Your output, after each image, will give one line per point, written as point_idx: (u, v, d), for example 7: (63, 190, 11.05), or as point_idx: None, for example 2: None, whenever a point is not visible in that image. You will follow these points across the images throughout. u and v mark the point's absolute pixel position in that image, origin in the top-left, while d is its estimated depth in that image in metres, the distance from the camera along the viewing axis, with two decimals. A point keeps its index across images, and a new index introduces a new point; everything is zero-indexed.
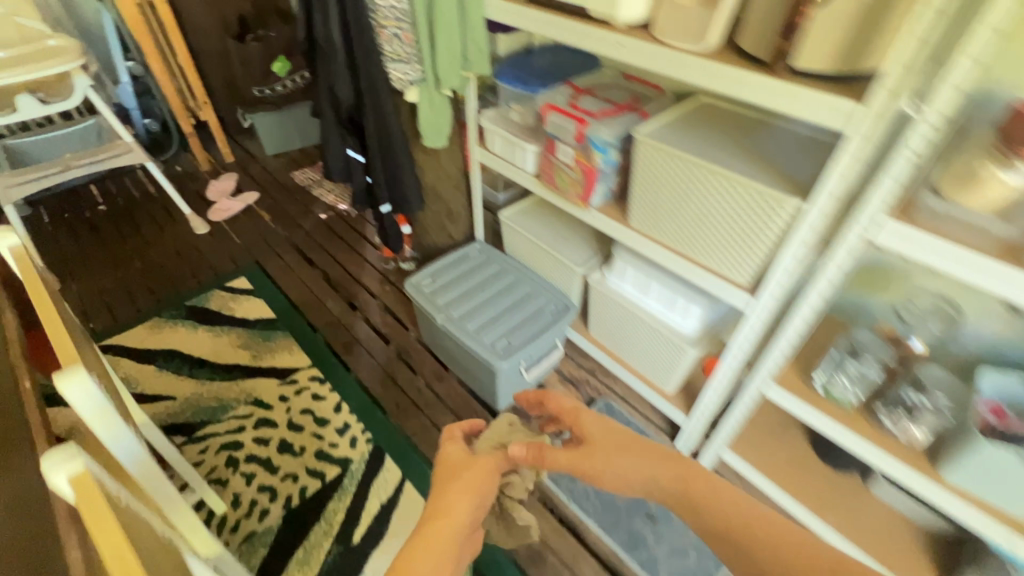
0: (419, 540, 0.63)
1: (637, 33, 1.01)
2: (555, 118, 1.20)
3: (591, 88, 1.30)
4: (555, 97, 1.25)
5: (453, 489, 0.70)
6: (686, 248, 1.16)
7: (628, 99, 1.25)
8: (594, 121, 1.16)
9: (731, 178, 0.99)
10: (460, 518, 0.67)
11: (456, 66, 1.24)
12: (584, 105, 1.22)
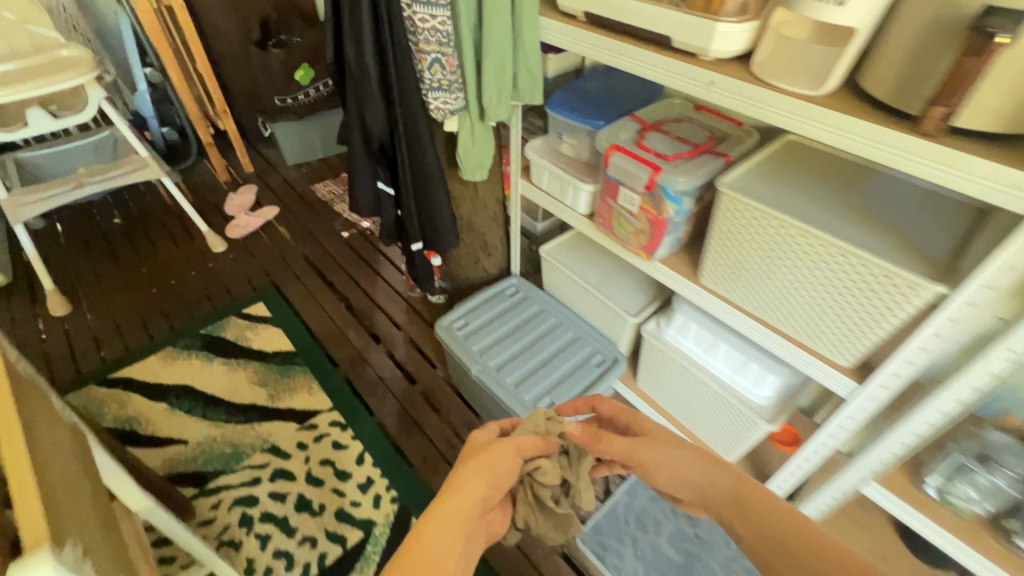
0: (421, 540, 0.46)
1: (731, 71, 0.84)
2: (619, 160, 1.02)
3: (658, 119, 1.11)
4: (618, 133, 1.07)
5: (468, 467, 0.55)
6: (773, 318, 0.99)
7: (703, 133, 1.07)
8: (668, 166, 0.98)
9: (845, 250, 0.81)
10: (472, 505, 0.51)
11: (505, 95, 1.09)
12: (653, 143, 1.04)
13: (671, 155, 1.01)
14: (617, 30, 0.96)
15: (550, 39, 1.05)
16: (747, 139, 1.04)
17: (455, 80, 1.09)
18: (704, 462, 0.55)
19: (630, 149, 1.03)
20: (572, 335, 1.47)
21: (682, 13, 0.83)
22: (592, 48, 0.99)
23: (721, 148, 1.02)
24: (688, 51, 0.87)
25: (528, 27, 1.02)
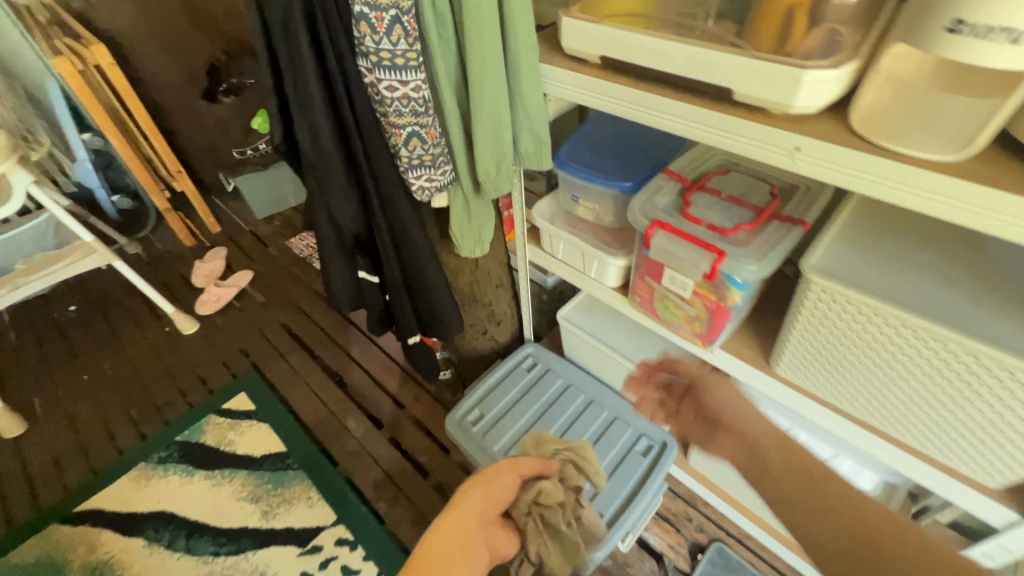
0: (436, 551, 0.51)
1: (821, 131, 0.61)
2: (664, 239, 0.80)
3: (699, 172, 0.89)
4: (655, 200, 0.85)
5: (470, 491, 0.64)
6: (885, 427, 0.77)
7: (760, 189, 0.84)
8: (731, 246, 0.76)
9: (1006, 363, 0.59)
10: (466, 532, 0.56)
11: (506, 164, 0.85)
12: (704, 211, 0.81)
13: (731, 227, 0.78)
14: (648, 77, 0.73)
15: (557, 91, 0.82)
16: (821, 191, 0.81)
17: (441, 152, 0.86)
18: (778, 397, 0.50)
19: (676, 222, 0.80)
20: (609, 415, 1.26)
21: (746, 58, 0.60)
22: (615, 102, 0.76)
23: (792, 211, 0.79)
24: (755, 105, 0.64)
25: (528, 80, 0.78)
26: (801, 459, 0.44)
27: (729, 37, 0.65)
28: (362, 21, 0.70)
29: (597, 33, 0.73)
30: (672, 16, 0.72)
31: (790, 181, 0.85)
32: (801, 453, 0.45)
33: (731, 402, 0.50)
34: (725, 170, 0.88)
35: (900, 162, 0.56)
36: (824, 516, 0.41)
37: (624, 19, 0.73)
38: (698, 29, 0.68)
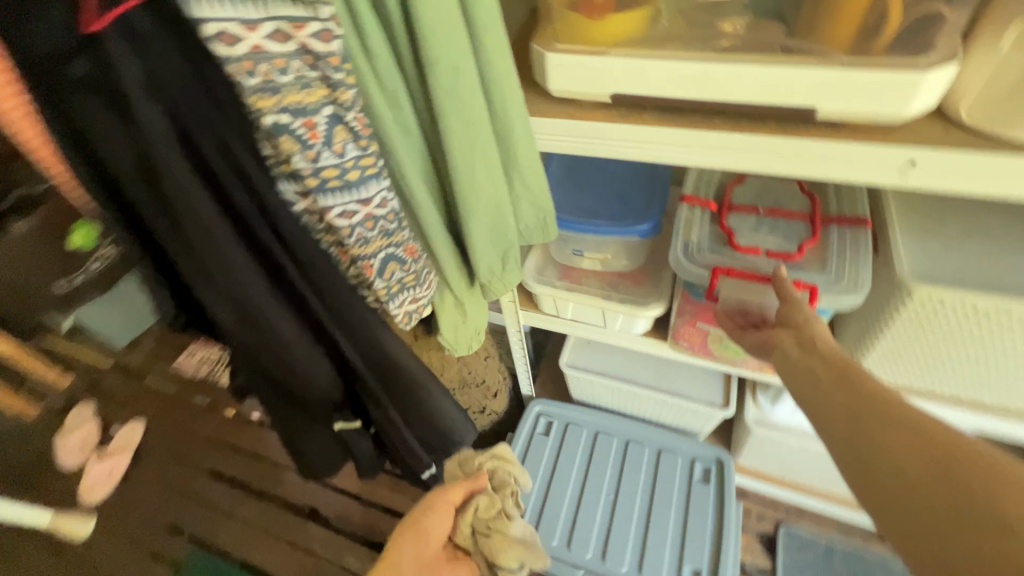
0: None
1: (929, 135, 0.50)
2: (733, 286, 0.69)
3: (713, 187, 0.78)
4: (695, 240, 0.73)
5: (404, 541, 0.88)
6: (992, 405, 0.71)
7: (783, 189, 0.77)
8: (808, 274, 0.68)
9: None
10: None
11: (511, 250, 0.66)
12: (752, 238, 0.72)
13: (793, 249, 0.70)
14: (676, 107, 0.57)
15: (554, 146, 0.62)
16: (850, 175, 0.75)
17: (424, 263, 0.64)
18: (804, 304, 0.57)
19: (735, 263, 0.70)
20: (651, 449, 1.15)
21: (835, 69, 0.47)
22: (639, 148, 0.59)
23: (835, 207, 0.73)
24: (839, 120, 0.51)
25: (524, 147, 0.58)
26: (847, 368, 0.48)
27: (785, 43, 0.51)
28: (283, 137, 0.45)
29: (603, 69, 0.54)
30: (683, 25, 0.57)
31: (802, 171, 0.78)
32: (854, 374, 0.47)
33: (790, 305, 0.57)
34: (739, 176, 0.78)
35: None
36: (851, 423, 0.44)
37: (631, 41, 0.55)
38: (735, 38, 0.53)
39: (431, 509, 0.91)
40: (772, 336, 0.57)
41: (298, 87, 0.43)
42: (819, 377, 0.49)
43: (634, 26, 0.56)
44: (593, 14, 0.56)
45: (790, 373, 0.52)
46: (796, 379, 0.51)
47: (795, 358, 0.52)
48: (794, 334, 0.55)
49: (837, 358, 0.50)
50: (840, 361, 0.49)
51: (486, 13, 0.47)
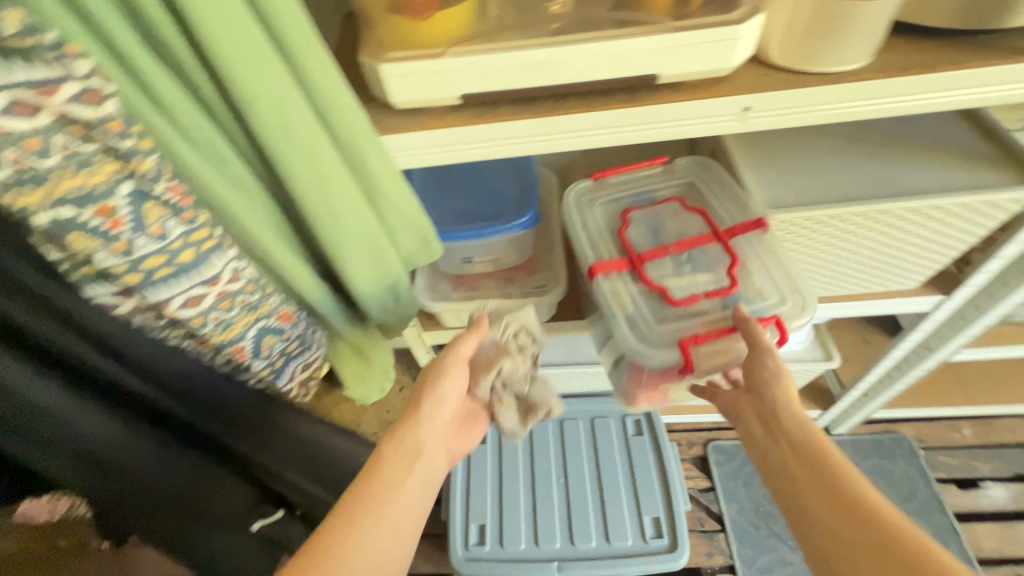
0: (331, 531, 0.50)
1: (754, 81, 0.54)
2: (702, 353, 0.63)
3: (607, 238, 0.71)
4: (635, 314, 0.64)
5: (414, 428, 0.59)
6: (833, 291, 0.85)
7: (668, 213, 0.72)
8: (754, 304, 0.64)
9: (943, 205, 0.66)
10: (414, 468, 0.57)
11: (399, 284, 0.61)
12: (682, 284, 0.65)
13: (723, 280, 0.65)
14: (530, 96, 0.55)
15: (414, 162, 0.58)
16: (716, 178, 0.73)
17: (305, 321, 0.56)
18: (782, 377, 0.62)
19: (689, 325, 0.64)
20: (585, 420, 1.18)
21: (667, 35, 0.48)
22: (506, 144, 0.56)
23: (728, 216, 0.70)
24: (679, 82, 0.53)
25: (387, 175, 0.51)
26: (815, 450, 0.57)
27: (613, 17, 0.51)
28: (73, 233, 0.35)
29: (450, 70, 0.50)
30: (510, 13, 0.54)
31: (672, 185, 0.75)
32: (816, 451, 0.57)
33: (753, 375, 0.63)
34: (622, 216, 0.72)
35: (850, 81, 0.52)
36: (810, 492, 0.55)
37: (467, 37, 0.52)
38: (566, 19, 0.52)
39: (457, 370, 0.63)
40: (743, 403, 0.65)
41: (71, 169, 0.34)
42: (772, 446, 0.60)
43: (465, 21, 0.53)
44: (419, 13, 0.51)
45: (756, 438, 0.63)
46: (759, 448, 0.62)
47: (759, 425, 0.63)
48: (760, 402, 0.63)
49: (803, 441, 0.58)
50: (802, 444, 0.58)
51: (300, 33, 0.40)
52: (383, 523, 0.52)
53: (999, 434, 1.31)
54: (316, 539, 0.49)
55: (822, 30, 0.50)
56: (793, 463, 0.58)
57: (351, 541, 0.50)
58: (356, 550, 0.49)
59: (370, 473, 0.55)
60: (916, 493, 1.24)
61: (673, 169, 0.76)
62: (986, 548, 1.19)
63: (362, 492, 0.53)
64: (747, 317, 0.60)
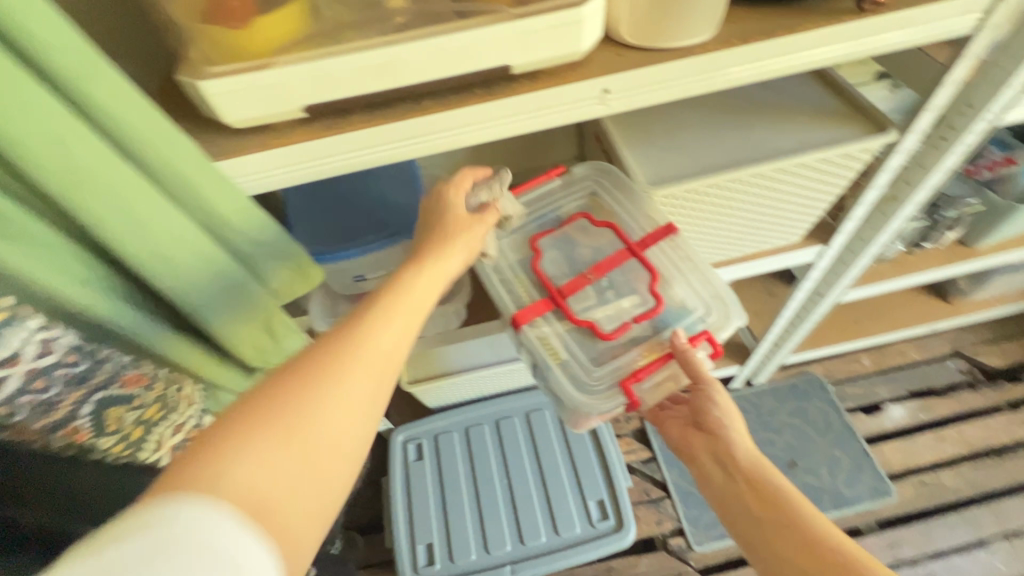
0: (306, 365, 0.40)
1: (610, 62, 0.53)
2: (647, 386, 0.61)
3: (520, 274, 0.66)
4: (569, 359, 0.62)
5: (407, 279, 0.49)
6: (727, 253, 0.89)
7: (578, 233, 0.69)
8: (683, 321, 0.63)
9: (803, 162, 0.70)
10: (410, 323, 0.47)
11: (274, 321, 0.55)
12: (607, 314, 0.63)
13: (649, 300, 0.64)
14: (383, 102, 0.51)
15: (272, 184, 0.53)
16: (618, 184, 0.69)
17: (161, 381, 0.49)
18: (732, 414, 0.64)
19: (626, 359, 0.62)
20: (521, 416, 1.16)
21: (511, 24, 0.46)
22: (364, 153, 0.52)
23: (638, 226, 0.68)
24: (535, 70, 0.51)
25: (231, 200, 0.47)
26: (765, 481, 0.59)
27: (456, 8, 0.48)
28: None
29: (281, 82, 0.46)
30: (347, 11, 0.50)
31: (574, 198, 0.71)
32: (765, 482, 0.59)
33: (705, 410, 0.65)
34: (531, 246, 0.67)
35: (701, 54, 0.53)
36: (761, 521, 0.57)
37: (298, 42, 0.47)
38: (406, 13, 0.49)
39: (450, 214, 0.55)
40: (693, 438, 0.67)
41: None
42: (724, 479, 0.62)
43: (294, 26, 0.47)
44: (235, 21, 0.45)
45: (714, 481, 0.63)
46: (716, 489, 0.62)
47: (716, 467, 0.63)
48: (711, 440, 0.65)
49: (754, 473, 0.60)
50: (752, 475, 0.60)
51: (72, 57, 0.35)
52: (365, 372, 0.42)
53: (892, 358, 1.44)
54: (290, 375, 0.40)
55: (664, 7, 0.50)
56: (756, 505, 0.58)
57: (321, 385, 0.39)
58: (329, 394, 0.39)
59: (355, 320, 0.45)
60: (831, 425, 1.33)
61: (572, 179, 0.72)
62: (895, 463, 1.31)
63: (342, 335, 0.43)
64: (685, 345, 0.59)
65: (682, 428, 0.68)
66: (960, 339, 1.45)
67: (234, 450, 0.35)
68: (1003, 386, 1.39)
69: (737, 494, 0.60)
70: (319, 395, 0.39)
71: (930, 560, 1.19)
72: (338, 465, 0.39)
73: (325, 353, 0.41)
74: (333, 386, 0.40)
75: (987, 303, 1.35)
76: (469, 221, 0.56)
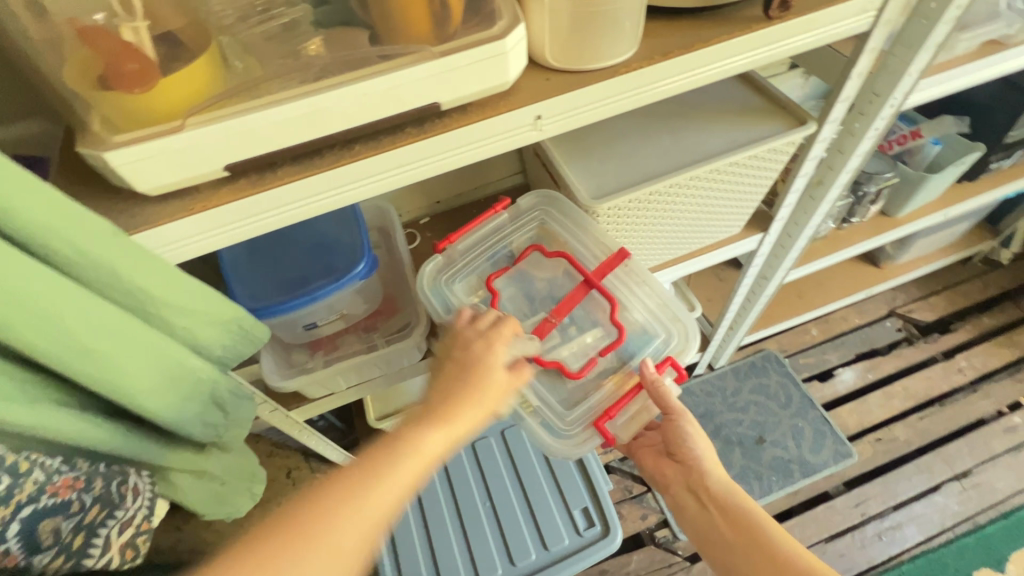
0: (311, 511, 0.44)
1: (539, 88, 0.53)
2: (620, 422, 0.66)
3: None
4: (540, 406, 0.66)
5: (426, 434, 0.51)
6: (676, 252, 0.91)
7: (532, 267, 0.72)
8: (645, 349, 0.68)
9: (735, 161, 0.72)
10: (418, 475, 0.50)
11: (222, 395, 0.51)
12: (572, 350, 0.67)
13: (611, 330, 0.68)
14: (311, 150, 0.49)
15: (201, 248, 0.50)
16: (563, 211, 0.72)
17: (99, 479, 0.45)
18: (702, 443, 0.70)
19: (598, 396, 0.66)
20: (496, 435, 1.15)
21: (432, 63, 0.45)
22: (298, 205, 0.50)
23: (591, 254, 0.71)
24: (465, 104, 0.50)
25: (157, 274, 0.44)
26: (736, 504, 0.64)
27: (376, 51, 0.47)
28: None
29: (195, 144, 0.43)
30: (261, 63, 0.48)
31: (523, 229, 0.74)
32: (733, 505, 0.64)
33: (676, 441, 0.70)
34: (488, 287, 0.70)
35: (624, 73, 0.54)
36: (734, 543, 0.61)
37: (208, 102, 0.44)
38: (325, 60, 0.47)
39: (487, 375, 0.55)
40: (669, 471, 0.72)
41: None
42: (698, 508, 0.66)
43: (201, 84, 0.44)
44: (131, 86, 0.41)
45: (691, 512, 0.67)
46: (694, 521, 0.66)
47: (693, 499, 0.68)
48: (685, 471, 0.70)
49: (725, 499, 0.65)
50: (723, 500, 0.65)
51: None
52: (361, 527, 0.45)
53: (837, 325, 1.52)
54: (297, 521, 0.43)
55: (585, 29, 0.51)
56: (731, 534, 0.62)
57: (321, 537, 0.43)
58: (324, 548, 0.43)
59: (367, 468, 0.48)
60: (791, 397, 1.40)
61: (519, 212, 0.74)
62: (852, 425, 1.38)
63: (355, 487, 0.46)
64: (654, 374, 0.63)
65: (660, 462, 0.73)
66: (894, 299, 1.56)
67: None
68: (936, 338, 1.50)
69: (711, 520, 0.64)
70: (316, 546, 0.43)
71: (895, 511, 1.27)
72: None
73: (335, 502, 0.45)
74: (328, 541, 0.43)
75: (914, 263, 1.45)
76: (504, 381, 0.56)
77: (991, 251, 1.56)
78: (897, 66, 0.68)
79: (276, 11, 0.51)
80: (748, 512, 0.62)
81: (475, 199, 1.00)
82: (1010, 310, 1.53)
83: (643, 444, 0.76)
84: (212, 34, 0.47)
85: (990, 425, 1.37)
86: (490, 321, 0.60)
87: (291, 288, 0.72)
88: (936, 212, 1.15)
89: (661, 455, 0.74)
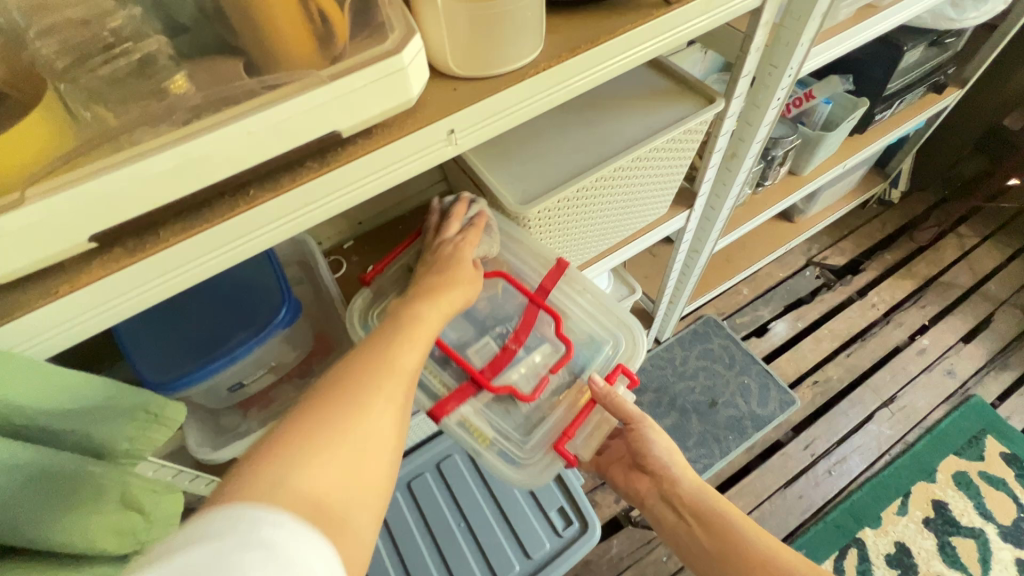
0: (329, 392, 0.43)
1: (447, 101, 0.49)
2: (580, 440, 0.68)
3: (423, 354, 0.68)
4: (496, 438, 0.67)
5: (422, 308, 0.56)
6: (610, 242, 0.90)
7: None
8: (595, 359, 0.71)
9: (656, 147, 0.72)
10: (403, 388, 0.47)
11: (135, 493, 0.44)
12: (524, 376, 0.69)
13: (560, 345, 0.70)
14: (199, 203, 0.43)
15: (76, 334, 0.42)
16: None
17: None
18: (672, 451, 0.73)
19: (554, 417, 0.68)
20: (461, 452, 1.12)
21: (322, 88, 0.40)
22: (197, 264, 0.44)
23: (530, 268, 0.71)
24: (369, 127, 0.46)
25: (16, 373, 0.37)
26: (712, 508, 0.68)
27: (256, 83, 0.41)
28: None
29: (41, 220, 0.35)
30: (116, 110, 0.41)
31: None
32: (707, 508, 0.68)
33: (647, 453, 0.74)
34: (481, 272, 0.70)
35: (534, 74, 0.51)
36: (714, 546, 0.65)
37: (53, 164, 0.37)
38: (196, 99, 0.41)
39: (460, 262, 0.62)
40: (642, 483, 0.76)
41: None
42: (673, 517, 0.70)
43: (47, 143, 0.37)
44: None
45: (666, 522, 0.71)
46: (670, 529, 0.70)
47: (667, 508, 0.72)
48: (658, 481, 0.74)
49: (700, 506, 0.69)
50: (697, 505, 0.69)
51: None
52: (393, 384, 0.46)
53: (764, 282, 1.61)
54: (323, 391, 0.44)
55: (484, 33, 0.47)
56: (705, 537, 0.66)
57: (357, 394, 0.43)
58: (374, 389, 0.45)
59: (380, 343, 0.50)
60: (734, 357, 1.46)
61: None
62: (790, 375, 1.47)
63: (378, 350, 0.49)
64: (605, 388, 0.66)
65: (630, 476, 0.78)
66: (810, 249, 1.67)
67: (276, 467, 0.36)
68: (850, 280, 1.62)
69: (687, 529, 0.68)
70: (380, 384, 0.45)
71: (839, 446, 1.37)
72: (385, 463, 0.42)
73: (357, 377, 0.45)
74: (366, 402, 0.43)
75: (822, 214, 1.55)
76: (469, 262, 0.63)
77: (883, 193, 1.70)
78: (792, 35, 0.70)
79: (123, 48, 0.44)
80: (718, 510, 0.67)
81: (399, 215, 0.94)
82: (907, 243, 1.69)
83: (618, 460, 0.80)
84: (46, 82, 0.40)
85: (904, 351, 1.50)
86: (455, 229, 0.65)
87: (204, 350, 0.65)
88: (836, 165, 1.23)
89: (634, 468, 0.78)
